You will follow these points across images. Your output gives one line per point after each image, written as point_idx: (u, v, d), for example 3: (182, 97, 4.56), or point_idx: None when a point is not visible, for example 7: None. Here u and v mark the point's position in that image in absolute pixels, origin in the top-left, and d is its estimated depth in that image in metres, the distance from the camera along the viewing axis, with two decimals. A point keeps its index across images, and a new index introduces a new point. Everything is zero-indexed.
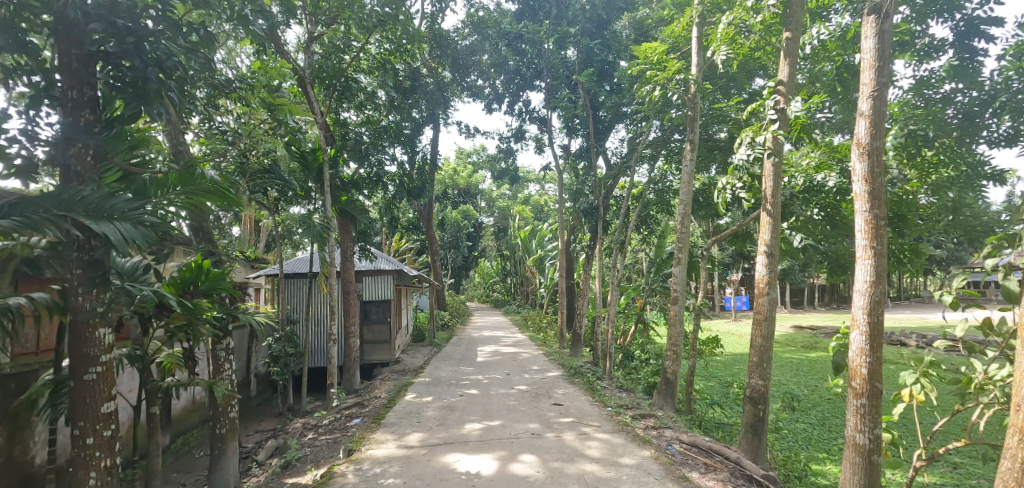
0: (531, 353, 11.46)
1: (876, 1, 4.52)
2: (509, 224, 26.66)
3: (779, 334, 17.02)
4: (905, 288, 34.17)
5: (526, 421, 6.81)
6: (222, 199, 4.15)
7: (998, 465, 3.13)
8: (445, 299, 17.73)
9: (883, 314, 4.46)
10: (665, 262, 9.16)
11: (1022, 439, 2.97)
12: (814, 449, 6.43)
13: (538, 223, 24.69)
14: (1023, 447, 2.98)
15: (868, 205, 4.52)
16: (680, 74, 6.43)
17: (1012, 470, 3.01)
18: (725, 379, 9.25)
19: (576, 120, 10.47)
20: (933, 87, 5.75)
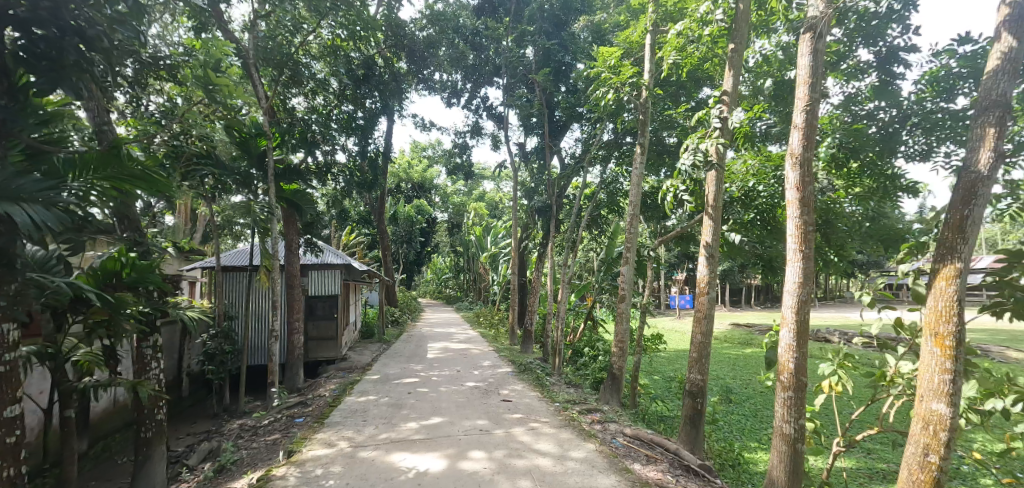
0: (481, 350, 11.45)
1: (812, 21, 4.86)
2: (463, 220, 26.48)
3: (719, 331, 17.95)
4: (829, 290, 36.92)
5: (475, 418, 6.80)
6: (151, 184, 3.81)
7: (904, 450, 3.78)
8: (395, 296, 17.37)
9: (810, 313, 4.82)
10: (614, 261, 9.41)
11: (923, 427, 3.63)
12: (747, 438, 6.85)
13: (492, 220, 24.72)
14: (925, 434, 3.63)
15: (799, 212, 4.84)
16: (632, 79, 6.62)
17: (915, 455, 3.67)
18: (668, 374, 9.63)
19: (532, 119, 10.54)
20: (860, 104, 6.30)
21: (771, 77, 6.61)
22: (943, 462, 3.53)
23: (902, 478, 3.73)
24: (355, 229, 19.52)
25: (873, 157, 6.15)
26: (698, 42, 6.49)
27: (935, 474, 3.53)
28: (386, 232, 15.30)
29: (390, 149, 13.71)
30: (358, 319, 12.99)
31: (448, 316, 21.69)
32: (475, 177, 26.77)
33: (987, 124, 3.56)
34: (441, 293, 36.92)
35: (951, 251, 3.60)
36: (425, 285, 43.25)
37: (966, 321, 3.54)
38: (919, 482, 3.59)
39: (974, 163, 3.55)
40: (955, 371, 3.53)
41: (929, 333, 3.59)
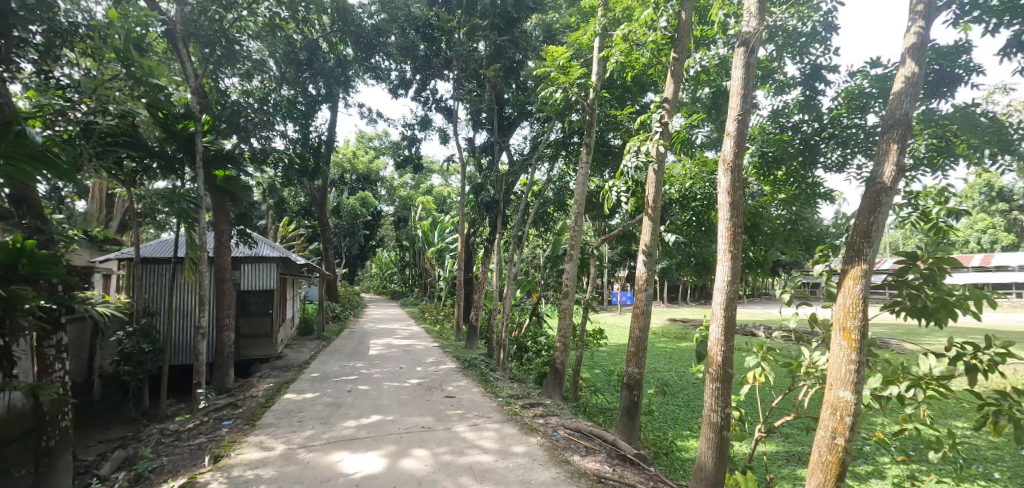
0: (425, 346, 11.30)
1: (745, 36, 5.19)
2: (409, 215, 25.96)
3: (657, 327, 18.78)
4: (756, 289, 39.59)
5: (417, 415, 6.71)
6: (55, 167, 3.48)
7: (815, 434, 4.16)
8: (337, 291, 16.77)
9: (736, 310, 5.17)
10: (560, 258, 9.63)
11: (831, 412, 4.02)
12: (680, 427, 7.25)
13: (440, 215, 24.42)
14: (833, 419, 4.02)
15: (729, 214, 5.17)
16: (580, 80, 6.83)
17: (825, 438, 4.05)
18: (608, 368, 9.97)
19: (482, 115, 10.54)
20: (786, 117, 6.81)
21: (709, 84, 7.00)
22: (847, 443, 3.93)
23: (812, 459, 4.11)
24: (295, 220, 18.68)
25: (796, 166, 6.74)
26: (644, 48, 6.73)
27: (841, 454, 3.93)
28: (327, 224, 14.73)
29: (333, 138, 13.22)
30: (296, 315, 12.42)
31: (391, 312, 21.25)
32: (423, 171, 26.37)
33: (892, 140, 3.99)
34: (385, 288, 36.05)
35: (859, 253, 3.99)
36: (369, 280, 42.14)
37: (869, 317, 3.96)
38: (828, 462, 3.98)
39: (880, 175, 3.98)
40: (859, 361, 3.93)
41: (839, 327, 3.98)
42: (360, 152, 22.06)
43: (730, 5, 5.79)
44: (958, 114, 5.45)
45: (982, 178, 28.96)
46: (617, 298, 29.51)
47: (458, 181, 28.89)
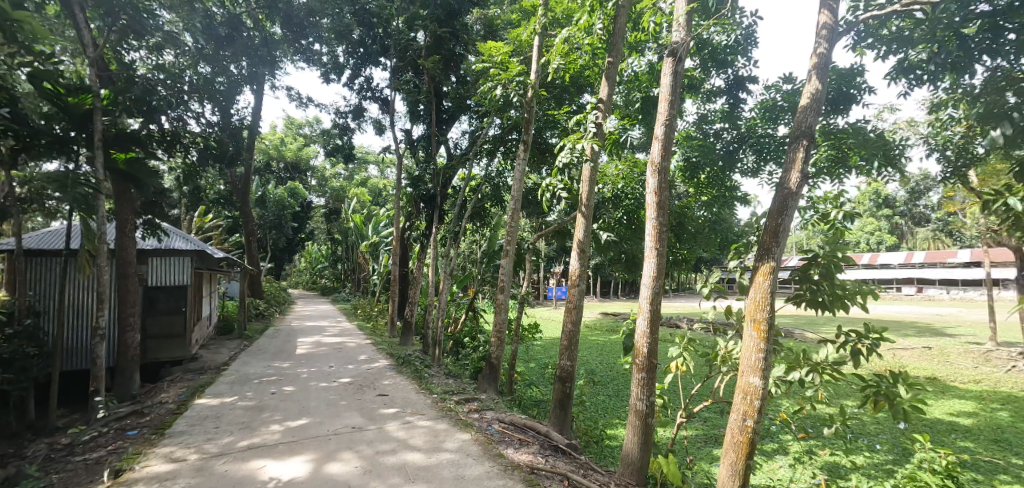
0: (357, 344, 10.92)
1: (674, 46, 5.49)
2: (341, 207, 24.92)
3: (591, 320, 19.45)
4: (680, 284, 42.13)
5: (346, 416, 6.46)
6: None
7: (730, 418, 4.53)
8: (261, 286, 15.75)
9: (661, 304, 5.48)
10: (496, 254, 9.67)
11: (744, 397, 4.40)
12: (609, 416, 7.58)
13: (374, 209, 23.66)
14: (745, 403, 4.40)
15: (656, 214, 5.48)
16: (519, 76, 6.88)
17: (738, 422, 4.42)
18: (543, 361, 10.19)
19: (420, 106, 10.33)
20: (710, 124, 7.53)
21: (641, 89, 7.36)
22: (755, 425, 4.33)
23: (726, 440, 4.48)
24: (213, 211, 17.30)
25: (717, 170, 7.36)
26: (582, 50, 6.96)
27: (751, 435, 4.32)
28: (249, 215, 13.80)
29: (258, 124, 12.40)
30: (213, 313, 11.50)
31: (319, 308, 20.30)
32: (358, 161, 25.44)
33: (799, 150, 4.41)
34: (313, 284, 34.32)
35: (768, 252, 4.40)
36: (297, 274, 40.09)
37: (776, 309, 4.37)
38: (739, 442, 4.37)
39: (787, 182, 4.41)
40: (767, 349, 4.34)
41: (751, 319, 4.37)
42: (286, 140, 20.82)
43: (661, 14, 6.02)
44: (853, 129, 6.16)
45: (870, 186, 32.83)
46: (553, 293, 30.22)
47: (393, 174, 28.10)
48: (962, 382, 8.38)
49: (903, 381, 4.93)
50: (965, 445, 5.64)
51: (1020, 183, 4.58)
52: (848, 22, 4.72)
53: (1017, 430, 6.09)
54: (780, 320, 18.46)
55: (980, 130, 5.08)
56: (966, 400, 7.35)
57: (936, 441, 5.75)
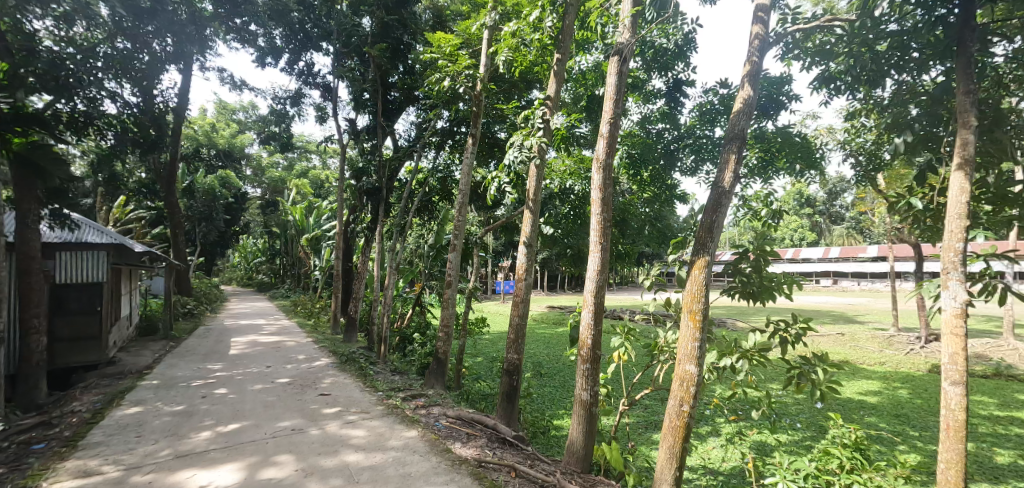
0: (296, 342, 10.44)
1: (620, 46, 5.63)
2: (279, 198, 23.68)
3: (539, 313, 19.76)
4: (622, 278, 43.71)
5: (284, 418, 6.16)
6: None
7: (668, 404, 4.77)
8: (188, 284, 14.68)
9: (604, 297, 5.65)
10: (443, 248, 9.56)
11: (681, 384, 4.66)
12: (556, 407, 7.75)
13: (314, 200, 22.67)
14: (682, 390, 4.66)
15: (600, 209, 5.64)
16: (468, 69, 6.80)
17: (676, 408, 4.66)
18: (490, 355, 10.24)
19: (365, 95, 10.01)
20: (651, 125, 8.05)
21: (587, 88, 7.52)
22: (692, 410, 4.60)
23: (665, 425, 4.72)
24: (131, 201, 15.88)
25: (659, 169, 7.90)
26: (530, 46, 6.99)
27: (687, 420, 4.59)
28: (173, 205, 12.80)
29: (184, 107, 11.51)
30: (134, 312, 10.62)
31: (253, 305, 19.23)
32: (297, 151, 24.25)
33: (732, 151, 4.71)
34: (248, 280, 32.40)
35: (704, 247, 4.67)
36: (230, 270, 37.80)
37: (710, 300, 4.65)
38: (676, 427, 4.63)
39: (722, 182, 4.69)
40: (701, 339, 4.61)
41: (687, 310, 4.63)
42: (216, 125, 19.50)
43: (608, 14, 6.16)
44: (780, 134, 6.64)
45: (793, 186, 35.66)
46: (500, 288, 30.42)
47: (335, 164, 27.06)
48: (869, 364, 9.36)
49: (821, 364, 5.39)
50: (871, 420, 6.30)
51: (919, 186, 5.14)
52: (778, 33, 5.06)
53: (913, 406, 6.88)
54: (715, 310, 19.69)
55: (887, 138, 5.62)
56: (873, 379, 8.22)
57: (848, 418, 6.38)
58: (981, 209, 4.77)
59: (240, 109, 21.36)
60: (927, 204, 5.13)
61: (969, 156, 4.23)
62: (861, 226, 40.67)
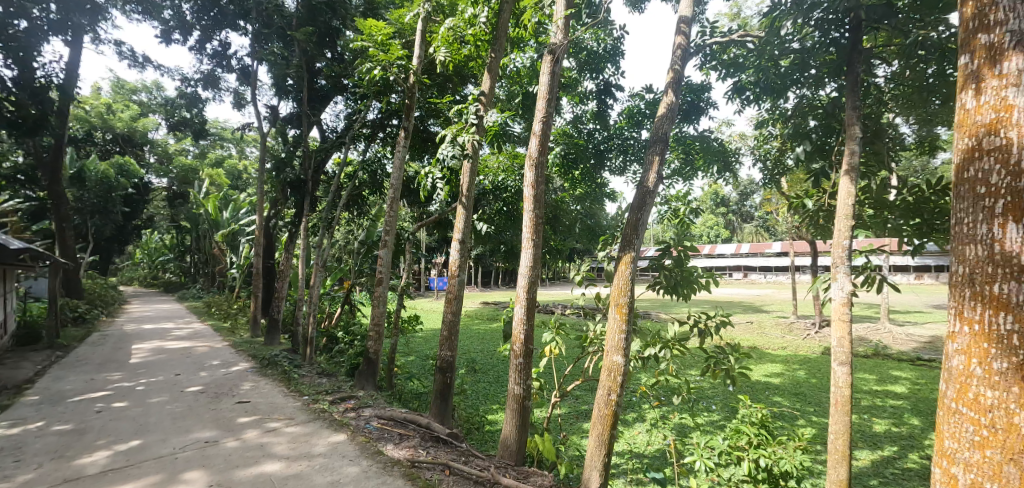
0: (209, 347, 9.66)
1: (553, 47, 5.71)
2: (188, 189, 21.76)
3: (472, 309, 19.83)
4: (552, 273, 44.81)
5: (195, 430, 5.68)
6: None
7: (598, 394, 4.98)
8: (78, 284, 13.09)
9: (537, 292, 5.76)
10: (374, 244, 9.28)
11: (609, 374, 4.88)
12: (490, 402, 7.81)
13: (229, 192, 21.04)
14: (611, 380, 4.88)
15: (533, 206, 5.74)
16: (400, 60, 6.64)
17: (606, 398, 4.88)
18: (424, 353, 10.10)
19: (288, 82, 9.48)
20: (583, 125, 8.36)
21: (522, 86, 7.63)
22: (618, 398, 4.83)
23: (594, 414, 4.93)
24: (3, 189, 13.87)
25: (589, 167, 8.21)
26: (465, 41, 6.90)
27: (614, 408, 4.82)
28: (58, 194, 11.35)
29: (72, 84, 10.22)
30: (10, 319, 9.31)
31: (156, 307, 17.52)
32: (209, 138, 22.38)
33: (656, 153, 5.00)
34: (154, 278, 29.53)
35: (630, 243, 4.92)
36: (131, 268, 34.25)
37: (635, 294, 4.90)
38: (605, 416, 4.85)
39: (646, 181, 4.96)
40: (627, 331, 4.85)
41: (615, 303, 4.85)
42: (112, 106, 17.51)
43: (542, 14, 6.26)
44: (699, 138, 7.15)
45: (708, 187, 38.54)
46: (433, 284, 30.14)
47: (254, 153, 25.31)
48: (774, 349, 10.38)
49: (733, 352, 5.87)
50: (775, 399, 7.00)
51: (815, 189, 5.76)
52: (699, 44, 5.43)
53: (810, 385, 7.71)
54: (641, 303, 20.87)
55: (790, 145, 6.23)
56: (776, 363, 9.12)
57: (756, 399, 7.04)
58: (864, 210, 5.43)
59: (141, 89, 19.32)
60: (820, 206, 5.76)
61: (854, 164, 4.80)
62: (766, 224, 44.76)
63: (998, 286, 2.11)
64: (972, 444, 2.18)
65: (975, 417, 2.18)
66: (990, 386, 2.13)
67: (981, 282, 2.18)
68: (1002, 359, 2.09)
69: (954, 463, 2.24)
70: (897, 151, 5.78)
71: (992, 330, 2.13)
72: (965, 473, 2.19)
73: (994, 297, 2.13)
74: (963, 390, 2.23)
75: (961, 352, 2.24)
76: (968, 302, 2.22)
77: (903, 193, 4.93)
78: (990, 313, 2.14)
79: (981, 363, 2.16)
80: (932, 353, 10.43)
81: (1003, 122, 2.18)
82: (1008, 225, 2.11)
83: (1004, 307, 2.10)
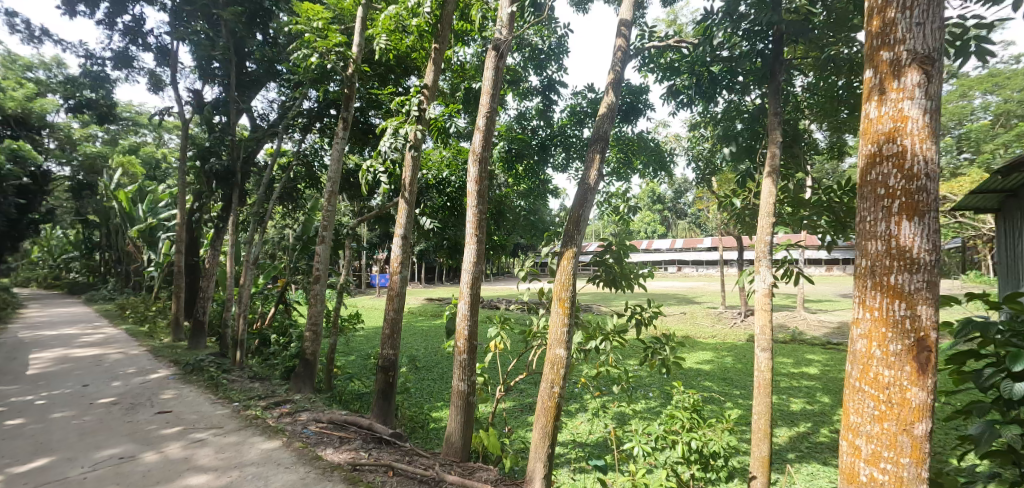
0: (124, 353, 8.88)
1: (497, 41, 5.67)
2: (97, 180, 19.79)
3: (415, 305, 19.58)
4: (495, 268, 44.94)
5: (108, 446, 5.22)
6: None
7: (541, 387, 5.06)
8: None
9: (480, 288, 5.75)
10: (311, 239, 8.89)
11: (552, 368, 4.97)
12: (434, 400, 7.75)
13: (146, 183, 19.37)
14: (554, 373, 4.97)
15: (476, 202, 5.71)
16: (339, 48, 6.37)
17: (549, 390, 4.97)
18: (365, 352, 9.86)
19: (214, 65, 8.84)
20: (527, 121, 8.44)
21: (466, 80, 7.58)
22: (561, 390, 4.94)
23: (538, 406, 5.01)
24: None
25: (533, 163, 8.31)
26: (407, 31, 6.73)
27: (557, 400, 4.92)
28: None
29: None
30: None
31: (61, 311, 15.88)
32: (122, 123, 20.44)
33: (597, 151, 5.13)
34: (57, 278, 26.69)
35: (572, 238, 5.02)
36: (28, 268, 30.76)
37: (576, 288, 5.02)
38: (548, 407, 4.94)
39: (588, 178, 5.09)
40: (569, 324, 4.95)
41: (557, 297, 4.94)
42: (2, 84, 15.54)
43: (487, 8, 6.22)
44: (637, 138, 7.45)
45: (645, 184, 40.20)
46: (374, 280, 29.42)
47: (175, 141, 23.40)
48: (704, 337, 11.05)
49: (669, 342, 6.16)
50: (706, 385, 7.48)
51: (741, 188, 6.16)
52: (638, 47, 5.62)
53: (736, 370, 8.29)
54: (583, 296, 21.48)
55: (719, 147, 6.62)
56: (706, 350, 9.73)
57: (689, 385, 7.48)
58: (784, 209, 5.88)
59: (38, 66, 17.30)
60: (746, 204, 6.17)
61: (776, 166, 5.17)
62: (697, 220, 47.36)
63: (895, 276, 2.31)
64: (872, 418, 2.36)
65: (875, 394, 2.36)
66: (887, 365, 2.32)
67: (880, 273, 2.37)
68: (898, 341, 2.29)
69: (857, 436, 2.42)
70: (813, 155, 6.30)
71: (889, 315, 2.32)
72: (868, 444, 2.37)
73: (891, 286, 2.32)
74: (864, 370, 2.41)
75: (863, 336, 2.42)
76: (869, 291, 2.40)
77: (817, 193, 5.37)
78: (887, 301, 2.33)
79: (880, 345, 2.35)
80: (840, 338, 11.54)
81: (900, 131, 2.37)
82: (903, 223, 2.31)
83: (899, 295, 2.31)
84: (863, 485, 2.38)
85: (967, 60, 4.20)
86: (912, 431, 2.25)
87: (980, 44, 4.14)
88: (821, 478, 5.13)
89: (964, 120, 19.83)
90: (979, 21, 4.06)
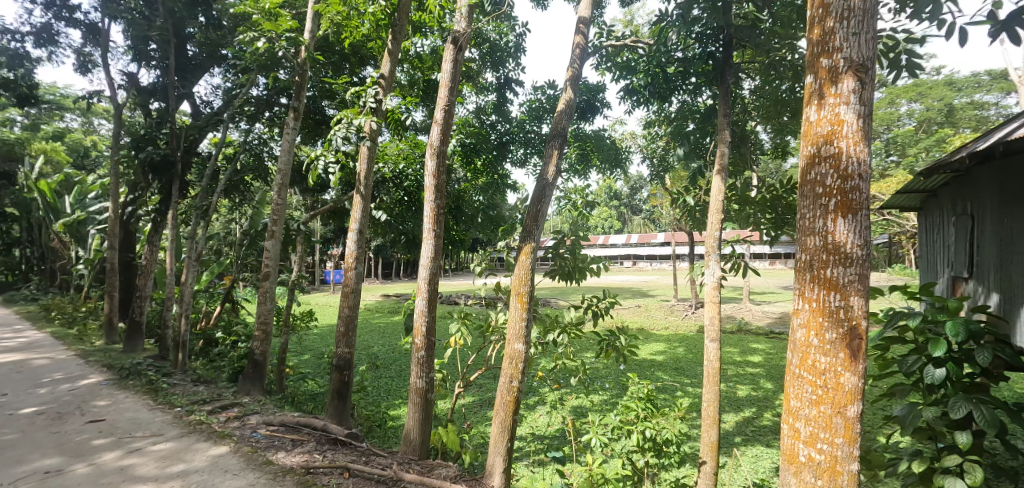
0: (50, 358, 8.23)
1: (455, 35, 5.57)
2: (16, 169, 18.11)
3: (373, 302, 19.19)
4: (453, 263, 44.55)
5: (32, 459, 4.83)
6: None
7: (500, 381, 5.07)
8: None
9: (438, 283, 5.68)
10: (258, 234, 8.50)
11: (511, 362, 4.99)
12: (391, 398, 7.64)
13: (74, 172, 17.91)
14: (512, 367, 5.00)
15: (434, 196, 5.62)
16: (289, 34, 6.09)
17: (508, 384, 4.99)
18: (319, 351, 9.58)
19: (151, 46, 8.26)
20: (485, 116, 8.41)
21: (424, 72, 7.47)
22: (520, 384, 4.97)
23: (497, 401, 5.03)
24: None
25: (492, 158, 8.30)
26: (363, 19, 6.52)
27: (516, 394, 4.94)
28: None
29: None
30: None
31: None
32: (45, 107, 18.77)
33: (555, 147, 5.17)
34: None
35: (530, 233, 5.04)
36: None
37: (534, 283, 5.05)
38: (507, 402, 4.97)
39: (547, 173, 5.12)
40: (528, 319, 4.98)
41: (515, 292, 4.95)
42: None
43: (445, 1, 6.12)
44: (594, 136, 7.59)
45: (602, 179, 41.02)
46: (328, 276, 28.62)
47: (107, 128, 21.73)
48: (658, 329, 11.42)
49: (623, 334, 6.33)
50: (658, 375, 7.75)
51: (693, 186, 6.40)
52: (596, 46, 5.69)
53: (687, 360, 8.63)
54: (542, 291, 21.74)
55: (672, 145, 6.84)
56: (659, 342, 10.08)
57: (643, 376, 7.72)
58: (732, 207, 6.15)
59: None
60: (697, 202, 6.41)
61: (725, 164, 5.38)
62: (651, 216, 48.83)
63: (831, 269, 2.47)
64: (810, 402, 2.51)
65: (812, 379, 2.51)
66: (824, 353, 2.47)
67: (817, 266, 2.51)
68: (833, 330, 2.45)
69: (797, 420, 2.57)
70: (758, 155, 6.61)
71: (826, 306, 2.47)
72: (806, 426, 2.52)
73: (828, 279, 2.48)
74: (803, 357, 2.56)
75: (802, 325, 2.57)
76: (808, 284, 2.55)
77: (762, 192, 5.65)
78: (824, 293, 2.48)
79: (817, 334, 2.50)
80: (781, 327, 12.25)
81: (837, 133, 2.52)
82: (839, 220, 2.46)
83: (834, 287, 2.46)
84: (802, 466, 2.53)
85: (896, 72, 4.50)
86: (844, 413, 2.41)
87: (909, 58, 4.45)
88: (763, 459, 5.44)
89: (892, 124, 21.42)
90: (909, 36, 4.35)
